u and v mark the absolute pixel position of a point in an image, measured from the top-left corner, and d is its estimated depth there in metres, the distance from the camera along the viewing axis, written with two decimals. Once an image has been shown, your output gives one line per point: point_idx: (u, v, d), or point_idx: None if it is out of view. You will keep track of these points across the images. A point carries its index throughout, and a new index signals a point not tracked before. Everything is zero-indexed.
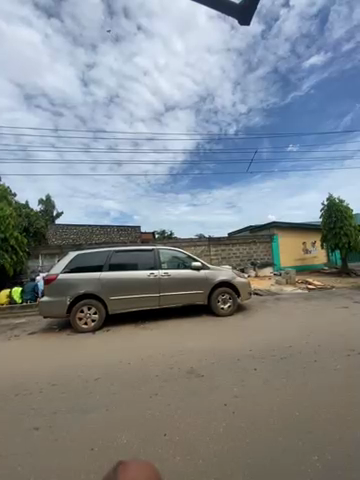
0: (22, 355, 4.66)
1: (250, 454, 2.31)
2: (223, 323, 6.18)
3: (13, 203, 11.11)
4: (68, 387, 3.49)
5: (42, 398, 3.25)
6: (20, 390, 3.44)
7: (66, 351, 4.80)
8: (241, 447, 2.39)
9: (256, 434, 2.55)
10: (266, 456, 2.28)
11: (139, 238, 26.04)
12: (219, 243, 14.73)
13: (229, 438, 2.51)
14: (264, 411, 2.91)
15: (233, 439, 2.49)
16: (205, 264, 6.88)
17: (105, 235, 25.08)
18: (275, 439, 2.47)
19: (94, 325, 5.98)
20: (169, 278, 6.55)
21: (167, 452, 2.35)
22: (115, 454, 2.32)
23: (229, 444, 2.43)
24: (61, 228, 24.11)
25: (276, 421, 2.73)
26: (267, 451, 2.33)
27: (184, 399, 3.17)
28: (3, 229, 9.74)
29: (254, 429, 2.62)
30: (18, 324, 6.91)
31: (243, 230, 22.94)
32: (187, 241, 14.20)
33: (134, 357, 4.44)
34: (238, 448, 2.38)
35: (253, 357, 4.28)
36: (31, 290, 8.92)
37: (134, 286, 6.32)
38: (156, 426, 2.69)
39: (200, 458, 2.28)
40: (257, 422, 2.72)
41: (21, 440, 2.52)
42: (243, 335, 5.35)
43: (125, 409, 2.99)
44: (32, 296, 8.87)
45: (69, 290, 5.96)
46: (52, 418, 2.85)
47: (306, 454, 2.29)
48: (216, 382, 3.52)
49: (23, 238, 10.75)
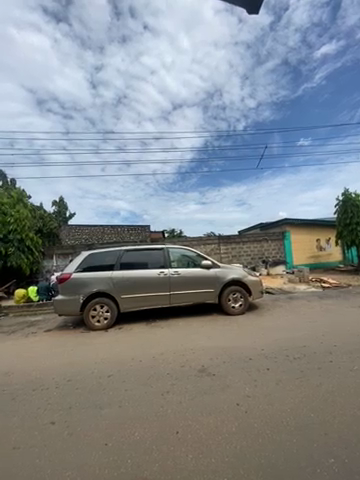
0: (39, 352, 4.84)
1: (263, 455, 2.26)
2: (235, 322, 6.09)
3: (29, 205, 11.61)
4: (82, 383, 3.60)
5: (58, 393, 3.36)
6: (37, 385, 3.58)
7: (79, 348, 4.93)
8: (254, 447, 2.36)
9: (269, 435, 2.49)
10: (280, 457, 2.23)
11: (149, 237, 26.33)
12: (229, 241, 14.55)
13: (242, 438, 2.47)
14: (278, 411, 2.84)
15: (246, 440, 2.45)
16: (215, 263, 6.81)
17: (115, 235, 25.59)
18: (289, 441, 2.41)
19: (106, 324, 6.09)
20: (179, 277, 6.55)
21: (179, 450, 2.34)
22: (128, 450, 2.36)
23: (241, 443, 2.40)
24: (73, 229, 24.86)
25: (290, 422, 2.67)
26: (282, 453, 2.28)
27: (196, 397, 3.16)
28: (19, 232, 10.15)
29: (267, 429, 2.57)
30: (34, 322, 7.18)
31: (253, 227, 22.55)
32: (196, 240, 14.14)
33: (146, 355, 4.46)
34: (251, 448, 2.34)
35: (266, 357, 4.19)
36: (44, 290, 9.20)
37: (145, 285, 6.38)
38: (168, 424, 2.69)
39: (212, 457, 2.27)
40: (270, 423, 2.66)
41: (39, 434, 2.62)
42: (255, 334, 5.25)
43: (136, 406, 3.02)
44: (46, 296, 9.16)
45: (82, 289, 6.11)
46: (68, 413, 2.93)
47: (321, 455, 2.24)
48: (228, 382, 3.47)
49: (38, 239, 11.17)
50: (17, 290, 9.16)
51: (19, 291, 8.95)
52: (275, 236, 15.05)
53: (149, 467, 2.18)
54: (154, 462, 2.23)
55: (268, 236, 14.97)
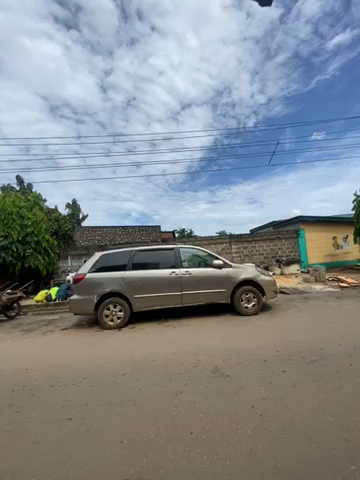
0: (56, 350, 5.01)
1: (280, 459, 2.20)
2: (248, 322, 5.97)
3: (45, 208, 12.09)
4: (98, 381, 3.67)
5: (75, 390, 3.45)
6: (55, 382, 3.70)
7: (94, 347, 5.04)
8: (271, 450, 2.30)
9: (286, 439, 2.41)
10: (298, 462, 2.15)
11: (159, 237, 26.53)
12: (241, 241, 14.31)
13: (258, 441, 2.41)
14: (295, 415, 2.75)
15: (262, 443, 2.38)
16: (227, 262, 6.72)
17: (127, 235, 26.04)
18: (307, 445, 2.32)
19: (120, 323, 6.19)
20: (191, 277, 6.53)
21: (193, 451, 2.33)
22: (143, 449, 2.37)
23: (257, 446, 2.34)
24: (87, 230, 25.58)
25: (309, 426, 2.56)
26: (301, 459, 2.18)
27: (210, 398, 3.12)
28: (36, 234, 10.61)
29: (284, 433, 2.49)
30: (51, 320, 7.45)
31: (266, 226, 22.02)
32: (207, 239, 14.04)
33: (159, 355, 4.49)
34: (267, 451, 2.28)
35: (282, 359, 4.07)
36: (64, 290, 9.66)
37: (157, 285, 6.41)
38: (182, 424, 2.68)
39: (227, 458, 2.23)
40: (287, 426, 2.58)
41: (57, 429, 2.70)
42: (269, 335, 5.12)
43: (150, 405, 3.04)
44: (64, 296, 9.54)
45: (95, 289, 6.24)
46: (84, 410, 3.00)
47: (341, 462, 2.13)
48: (242, 383, 3.41)
49: (54, 241, 11.58)
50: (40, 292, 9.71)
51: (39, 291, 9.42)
52: (288, 234, 14.63)
53: (164, 466, 2.17)
54: (169, 461, 2.23)
55: (282, 235, 14.58)
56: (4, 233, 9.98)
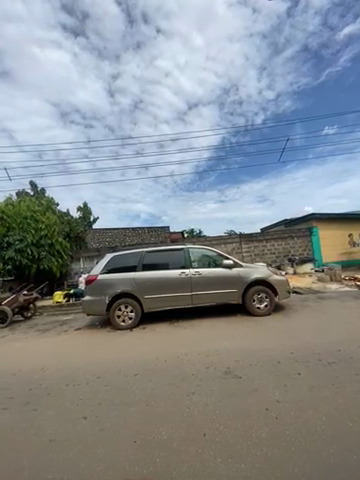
0: (70, 349, 5.14)
1: (297, 464, 2.12)
2: (261, 323, 5.85)
3: (57, 212, 12.48)
4: (111, 380, 3.72)
5: (89, 389, 3.52)
6: (70, 381, 3.79)
7: (107, 346, 5.12)
8: (287, 454, 2.22)
9: (303, 444, 2.32)
10: (316, 467, 2.08)
11: (168, 237, 26.67)
12: (251, 240, 14.06)
13: (273, 445, 2.34)
14: (311, 418, 2.65)
15: (278, 447, 2.30)
16: (238, 262, 6.62)
17: (136, 237, 26.36)
18: (326, 451, 2.22)
19: (131, 322, 6.26)
20: (201, 277, 6.48)
21: (207, 452, 2.30)
22: (156, 449, 2.37)
23: (273, 450, 2.27)
24: (98, 232, 26.16)
25: (326, 430, 2.47)
26: (318, 464, 2.10)
27: (223, 400, 3.07)
28: (49, 237, 10.96)
29: (300, 437, 2.40)
30: (65, 321, 7.65)
31: (276, 224, 21.53)
32: (217, 239, 13.91)
33: (170, 355, 4.49)
34: (283, 455, 2.21)
35: (296, 361, 3.94)
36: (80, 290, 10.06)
37: (167, 286, 6.43)
38: (195, 425, 2.65)
39: (242, 462, 2.18)
40: (304, 430, 2.48)
41: (72, 427, 2.76)
42: (283, 336, 4.98)
43: (163, 406, 3.03)
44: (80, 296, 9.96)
45: (107, 290, 6.34)
46: (98, 409, 3.06)
47: None
48: (256, 385, 3.32)
49: (66, 243, 11.92)
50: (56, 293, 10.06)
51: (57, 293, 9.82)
52: (301, 232, 14.22)
53: (177, 467, 2.16)
54: (182, 462, 2.21)
55: (294, 233, 14.21)
56: (20, 237, 10.37)
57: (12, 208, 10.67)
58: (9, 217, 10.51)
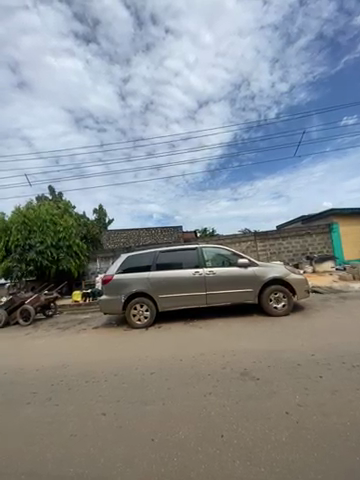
0: (89, 347, 5.31)
1: (320, 470, 2.01)
2: (278, 323, 5.65)
3: (74, 214, 12.99)
4: (128, 378, 3.78)
5: (107, 386, 3.61)
6: (89, 377, 3.92)
7: (123, 345, 5.22)
8: (310, 460, 2.11)
9: (326, 450, 2.20)
10: (341, 475, 1.96)
11: (181, 237, 26.73)
12: (267, 238, 13.66)
13: (294, 449, 2.24)
14: (335, 423, 2.50)
15: (299, 452, 2.21)
16: (253, 261, 6.46)
17: (150, 237, 26.68)
18: (352, 459, 2.09)
19: (147, 321, 6.34)
20: (215, 276, 6.41)
21: (225, 454, 2.25)
22: (174, 449, 2.36)
23: (293, 455, 2.18)
24: (113, 234, 26.86)
25: (351, 436, 2.32)
26: (343, 473, 1.97)
27: (240, 402, 3.00)
28: (67, 239, 11.46)
29: (323, 442, 2.28)
30: (84, 319, 7.91)
31: (293, 221, 20.73)
32: (231, 238, 13.66)
33: (186, 354, 4.47)
34: (306, 461, 2.11)
35: (318, 363, 3.75)
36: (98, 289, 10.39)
37: (181, 285, 6.42)
38: (212, 426, 2.62)
39: (261, 466, 2.11)
40: (327, 435, 2.35)
41: (92, 423, 2.84)
42: (303, 337, 4.78)
43: (179, 405, 3.02)
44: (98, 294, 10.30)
45: (122, 290, 6.47)
46: (116, 406, 3.12)
47: None
48: (275, 388, 3.21)
49: (84, 245, 12.38)
50: (74, 292, 10.43)
51: (76, 293, 10.18)
52: (320, 229, 13.59)
53: (195, 468, 2.14)
54: (200, 463, 2.18)
55: (312, 230, 13.61)
56: (40, 239, 10.91)
57: (33, 212, 11.19)
58: (30, 220, 11.04)
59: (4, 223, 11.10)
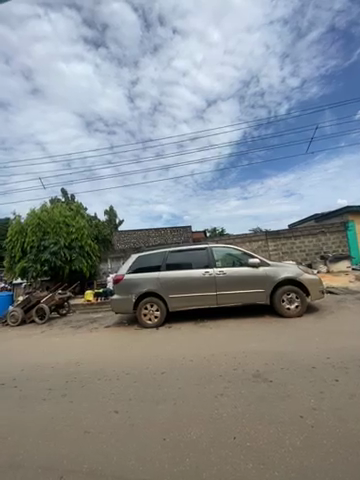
0: (102, 345, 5.42)
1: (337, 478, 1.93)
2: (292, 325, 5.50)
3: (86, 216, 13.32)
4: (139, 377, 3.82)
5: (119, 385, 3.66)
6: (101, 375, 4.00)
7: (134, 344, 5.28)
8: (326, 466, 2.04)
9: (343, 457, 2.11)
10: None
11: (190, 237, 26.74)
12: (279, 237, 13.35)
13: (310, 455, 2.17)
14: (353, 429, 2.39)
15: (314, 458, 2.13)
16: (264, 261, 6.32)
17: (159, 237, 26.89)
18: None
19: (157, 321, 6.38)
20: (225, 276, 6.33)
21: (237, 457, 2.21)
22: (185, 449, 2.35)
23: (309, 461, 2.11)
24: (123, 234, 27.31)
25: None
26: None
27: (252, 404, 2.95)
28: (79, 240, 11.78)
29: (340, 449, 2.19)
30: (96, 318, 8.08)
31: (306, 220, 20.13)
32: (241, 237, 13.47)
33: (197, 355, 4.46)
34: (322, 468, 2.03)
35: (333, 366, 3.61)
36: (109, 289, 10.58)
37: (191, 286, 6.41)
38: (224, 428, 2.58)
39: (274, 469, 2.06)
40: (344, 441, 2.26)
41: (105, 420, 2.89)
42: (317, 339, 4.63)
43: (190, 406, 3.01)
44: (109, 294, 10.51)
45: (133, 290, 6.54)
46: (128, 404, 3.15)
47: None
48: (289, 390, 3.12)
49: (95, 245, 12.67)
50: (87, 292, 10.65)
51: (88, 293, 10.41)
52: (334, 227, 13.10)
53: (207, 469, 2.12)
54: (212, 465, 2.16)
55: (326, 228, 13.15)
56: (54, 240, 11.27)
57: (46, 214, 11.59)
58: (44, 222, 11.43)
59: (20, 225, 11.57)
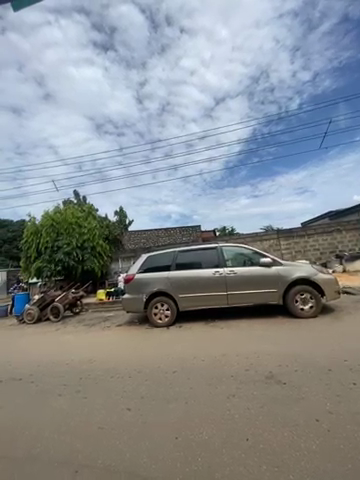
0: (114, 344, 5.51)
1: None
2: (306, 326, 5.33)
3: (97, 217, 13.61)
4: (151, 376, 3.84)
5: (131, 383, 3.70)
6: (114, 373, 4.06)
7: (145, 343, 5.33)
8: (343, 471, 1.97)
9: None
10: None
11: (200, 237, 26.65)
12: (291, 236, 12.98)
13: (327, 460, 2.08)
14: None
15: (332, 463, 2.05)
16: (276, 260, 6.18)
17: (169, 237, 26.99)
18: None
19: (167, 320, 6.40)
20: (236, 275, 6.25)
21: (250, 459, 2.17)
22: (198, 449, 2.34)
23: (326, 466, 2.03)
24: (133, 234, 27.67)
25: None
26: None
27: (265, 405, 2.88)
28: (91, 240, 12.06)
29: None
30: (108, 317, 8.23)
31: (320, 218, 19.46)
32: (252, 237, 13.23)
33: (208, 355, 4.43)
34: (340, 474, 1.95)
35: (351, 369, 3.46)
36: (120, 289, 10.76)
37: (201, 285, 6.37)
38: (237, 429, 2.54)
39: (290, 473, 2.00)
40: None
41: (118, 417, 2.93)
42: (334, 340, 4.46)
43: (202, 406, 2.99)
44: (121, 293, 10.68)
45: (143, 289, 6.59)
46: (140, 402, 3.18)
47: None
48: (303, 393, 3.02)
49: (106, 245, 12.92)
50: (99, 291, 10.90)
51: (100, 292, 10.63)
52: (350, 225, 12.57)
53: (220, 470, 2.09)
54: (225, 466, 2.13)
55: (342, 226, 12.65)
56: (67, 241, 11.61)
57: (60, 216, 11.96)
58: (58, 223, 11.80)
59: (35, 226, 12.01)
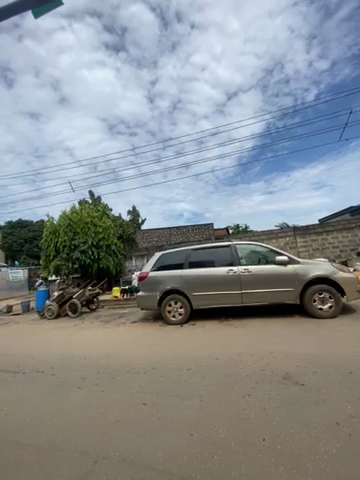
0: (129, 340, 5.63)
1: None
2: (324, 326, 5.12)
3: (111, 216, 13.94)
4: (165, 372, 3.89)
5: (146, 378, 3.77)
6: (130, 368, 4.16)
7: (159, 340, 5.39)
8: None
9: None
10: None
11: (213, 235, 26.39)
12: (308, 233, 12.48)
13: (348, 465, 2.00)
14: None
15: (354, 469, 1.96)
16: (293, 258, 5.98)
17: (181, 236, 27.01)
18: None
19: (181, 318, 6.43)
20: (250, 274, 6.12)
21: (267, 459, 2.13)
22: (213, 447, 2.33)
23: (347, 471, 1.94)
24: (146, 233, 28.00)
25: None
26: None
27: (283, 407, 2.80)
28: (106, 239, 12.39)
29: None
30: (123, 314, 8.42)
31: (339, 214, 18.53)
32: (266, 235, 12.88)
33: (222, 353, 4.39)
34: None
35: None
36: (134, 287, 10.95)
37: (214, 284, 6.32)
38: (253, 429, 2.50)
39: (308, 476, 1.93)
40: None
41: (134, 411, 3.00)
42: (355, 342, 4.24)
43: (217, 404, 2.98)
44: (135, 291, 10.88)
45: (157, 287, 6.66)
46: (155, 398, 3.23)
47: None
48: (323, 396, 2.91)
49: (120, 244, 13.22)
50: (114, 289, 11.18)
51: (115, 290, 10.89)
52: None
53: (236, 469, 2.08)
54: (241, 465, 2.11)
55: None
56: (83, 240, 12.01)
57: (76, 216, 12.38)
58: (74, 223, 12.23)
59: (53, 226, 12.54)
